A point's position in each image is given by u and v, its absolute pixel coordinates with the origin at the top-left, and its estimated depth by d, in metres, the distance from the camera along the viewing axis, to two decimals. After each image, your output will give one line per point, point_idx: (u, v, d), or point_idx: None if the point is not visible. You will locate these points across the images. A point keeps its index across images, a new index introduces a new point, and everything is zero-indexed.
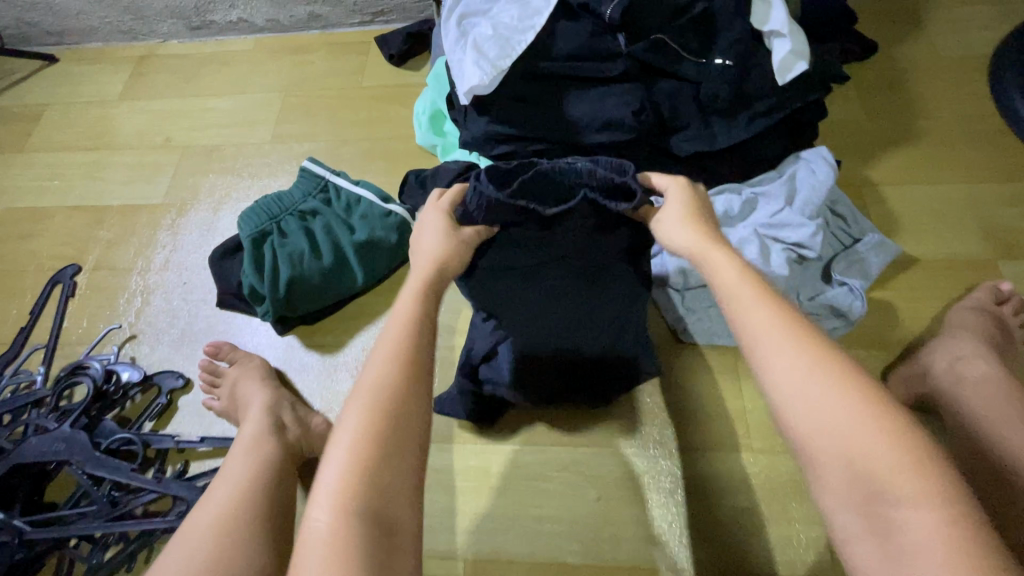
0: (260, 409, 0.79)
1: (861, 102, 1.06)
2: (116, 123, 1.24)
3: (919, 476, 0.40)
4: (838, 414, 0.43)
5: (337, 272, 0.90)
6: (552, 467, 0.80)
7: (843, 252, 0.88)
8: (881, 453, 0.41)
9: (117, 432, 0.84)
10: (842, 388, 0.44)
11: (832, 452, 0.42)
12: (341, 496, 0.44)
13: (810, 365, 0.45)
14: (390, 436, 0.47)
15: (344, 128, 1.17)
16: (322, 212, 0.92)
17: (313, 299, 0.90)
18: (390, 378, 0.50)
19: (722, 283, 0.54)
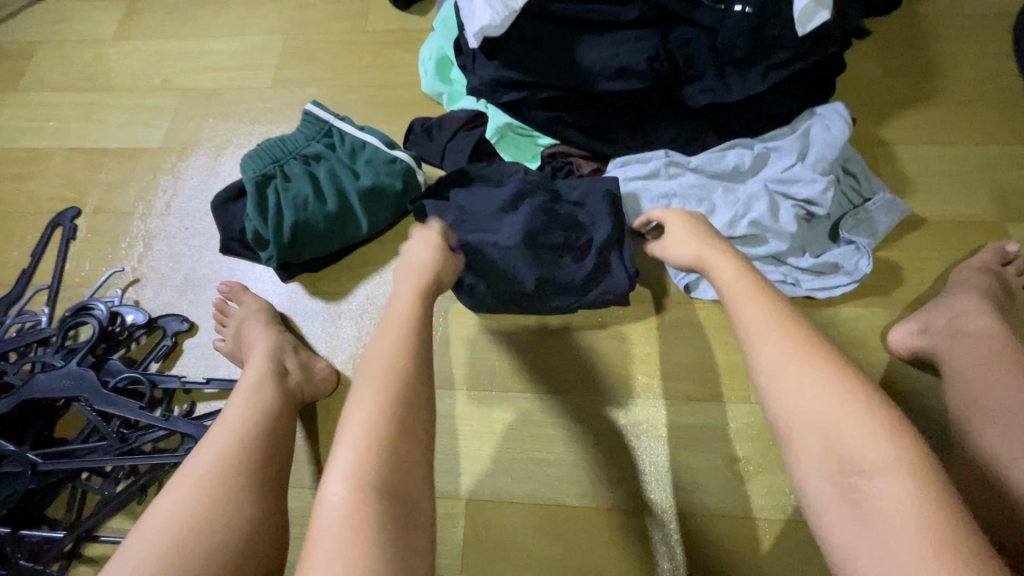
0: (263, 353, 0.81)
1: (880, 58, 1.03)
2: (112, 64, 1.20)
3: (888, 450, 0.46)
4: (819, 399, 0.49)
5: (342, 218, 0.89)
6: (553, 415, 0.82)
7: (852, 211, 0.87)
8: (858, 432, 0.47)
9: (124, 372, 0.84)
10: (820, 372, 0.51)
11: (814, 433, 0.48)
12: (352, 477, 0.50)
13: (799, 356, 0.52)
14: (397, 424, 0.53)
15: (348, 73, 1.14)
16: (325, 158, 0.91)
17: (317, 246, 0.89)
18: (398, 371, 0.56)
19: (724, 282, 0.62)
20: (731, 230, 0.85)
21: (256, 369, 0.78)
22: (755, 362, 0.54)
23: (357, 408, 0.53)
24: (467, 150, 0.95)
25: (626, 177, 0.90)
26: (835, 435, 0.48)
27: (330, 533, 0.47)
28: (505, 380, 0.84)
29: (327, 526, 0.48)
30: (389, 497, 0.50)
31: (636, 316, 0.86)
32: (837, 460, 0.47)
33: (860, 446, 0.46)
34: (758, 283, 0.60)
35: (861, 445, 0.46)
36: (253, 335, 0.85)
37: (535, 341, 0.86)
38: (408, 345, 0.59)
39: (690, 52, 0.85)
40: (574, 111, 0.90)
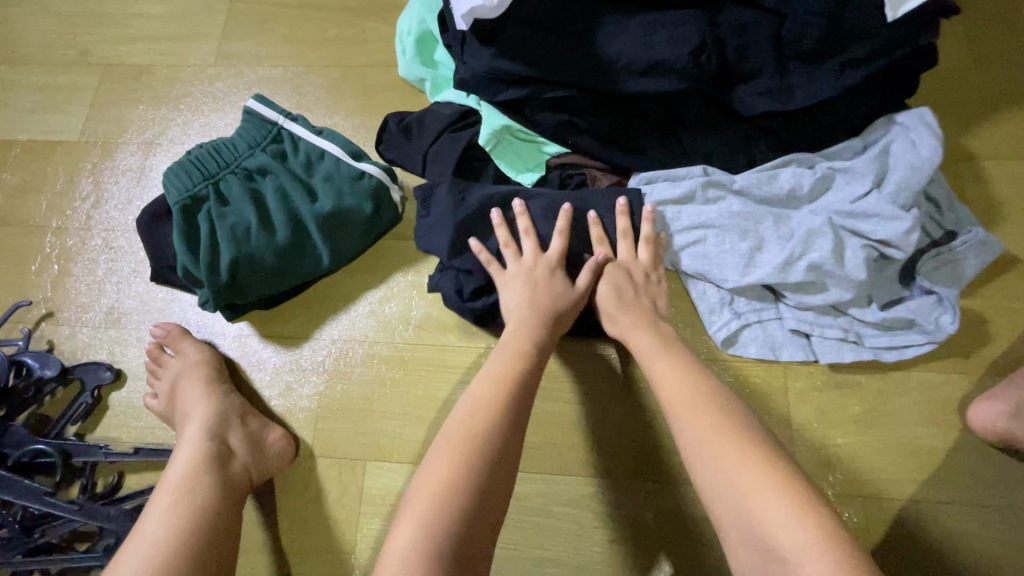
0: (198, 431, 0.66)
1: (968, 44, 0.83)
2: (15, 28, 0.97)
3: (810, 532, 0.44)
4: (737, 474, 0.49)
5: (296, 250, 0.71)
6: (556, 501, 0.68)
7: (933, 250, 0.70)
8: (777, 512, 0.46)
9: (30, 442, 0.69)
10: (736, 451, 0.50)
11: (735, 514, 0.48)
12: (427, 523, 0.48)
13: (722, 430, 0.52)
14: (478, 483, 0.51)
15: (309, 48, 0.92)
16: (273, 170, 0.72)
17: (265, 285, 0.71)
18: (492, 421, 0.55)
19: (645, 350, 0.62)
20: (783, 272, 0.68)
21: (190, 453, 0.64)
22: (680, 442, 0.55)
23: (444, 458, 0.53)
24: (453, 155, 0.75)
25: (653, 200, 0.72)
26: (757, 518, 0.46)
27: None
28: None
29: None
30: (467, 559, 0.48)
31: None
32: (760, 549, 0.45)
33: (782, 530, 0.45)
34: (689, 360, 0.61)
35: (791, 528, 0.45)
36: (190, 402, 0.69)
37: (536, 407, 0.71)
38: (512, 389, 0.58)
39: (745, 42, 0.65)
40: (590, 115, 0.71)
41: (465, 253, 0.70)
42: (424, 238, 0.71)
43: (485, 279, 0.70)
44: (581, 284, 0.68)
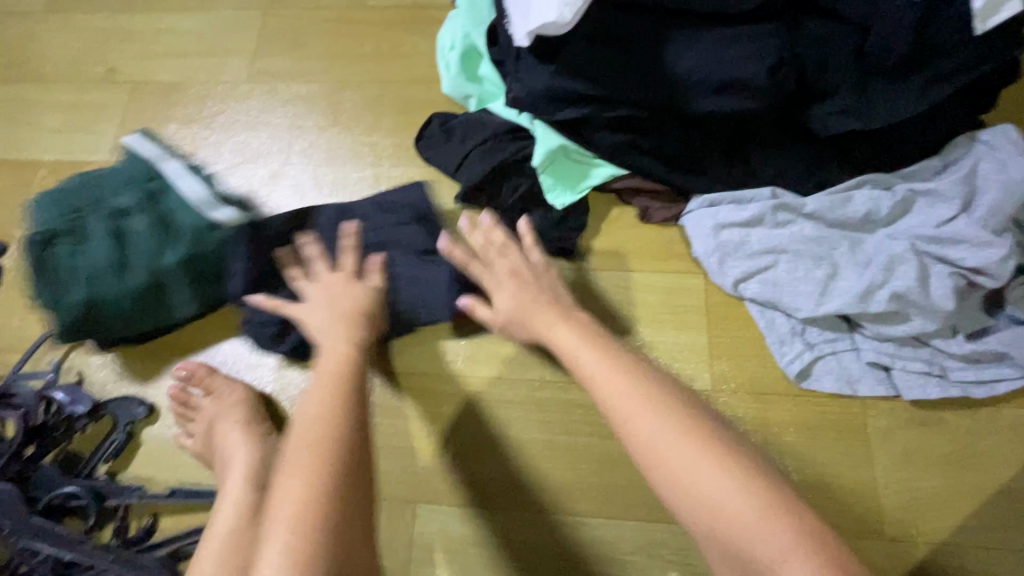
0: (243, 479, 0.62)
1: None
2: (41, 45, 0.94)
3: (777, 530, 0.37)
4: (703, 478, 0.40)
5: (157, 293, 0.68)
6: (621, 548, 0.63)
7: (1021, 278, 0.65)
8: (745, 511, 0.39)
9: (61, 484, 0.65)
10: (705, 452, 0.41)
11: (707, 526, 0.40)
12: (291, 560, 0.41)
13: (669, 423, 0.43)
14: (335, 518, 0.44)
15: (345, 64, 0.89)
16: (164, 212, 0.68)
17: (121, 325, 0.69)
18: (330, 441, 0.47)
19: (566, 342, 0.52)
20: (863, 300, 0.64)
21: (234, 505, 0.60)
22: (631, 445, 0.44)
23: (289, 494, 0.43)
24: (492, 165, 0.71)
25: (719, 223, 0.69)
26: (723, 521, 0.39)
27: None
28: (558, 499, 0.65)
29: None
30: None
31: (731, 413, 0.67)
32: (744, 566, 0.38)
33: (754, 532, 0.38)
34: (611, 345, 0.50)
35: (764, 529, 0.38)
36: (231, 444, 0.65)
37: (596, 446, 0.67)
38: (343, 414, 0.49)
39: (825, 56, 0.61)
40: (655, 134, 0.67)
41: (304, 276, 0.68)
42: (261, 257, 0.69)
43: None
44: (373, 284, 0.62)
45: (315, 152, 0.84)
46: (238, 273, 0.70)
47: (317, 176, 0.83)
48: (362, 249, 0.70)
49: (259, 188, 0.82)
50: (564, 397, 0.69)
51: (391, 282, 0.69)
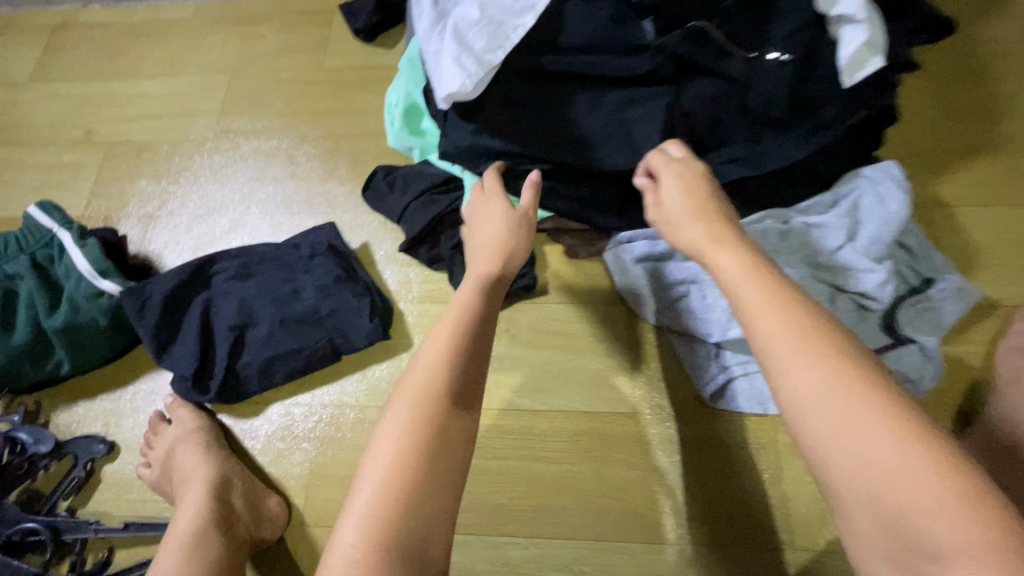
0: (199, 495, 0.66)
1: (935, 95, 0.85)
2: (28, 111, 1.03)
3: (960, 519, 0.32)
4: (873, 441, 0.35)
5: (33, 352, 0.73)
6: (551, 565, 0.67)
7: (912, 297, 0.71)
8: (919, 488, 0.34)
9: (22, 520, 0.69)
10: (871, 410, 0.36)
11: (860, 490, 0.35)
12: (366, 534, 0.40)
13: (820, 381, 0.38)
14: (418, 493, 0.42)
15: (303, 120, 0.97)
16: (16, 276, 0.73)
17: (20, 381, 0.74)
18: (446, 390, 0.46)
19: (725, 275, 0.47)
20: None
21: (189, 522, 0.64)
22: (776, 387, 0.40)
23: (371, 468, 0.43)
24: (428, 215, 0.78)
25: (634, 257, 0.75)
26: (889, 493, 0.34)
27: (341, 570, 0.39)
28: (493, 521, 0.69)
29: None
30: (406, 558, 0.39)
31: (651, 432, 0.72)
32: (899, 534, 0.34)
33: (920, 505, 0.33)
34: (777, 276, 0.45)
35: (929, 508, 0.33)
36: (189, 466, 0.68)
37: (526, 468, 0.71)
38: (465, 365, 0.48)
39: (714, 113, 0.68)
40: (571, 183, 0.72)
41: (221, 309, 0.74)
42: (187, 286, 0.74)
43: (237, 333, 0.73)
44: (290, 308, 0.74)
45: (273, 202, 0.91)
46: (188, 324, 0.73)
47: (275, 224, 0.90)
48: (271, 283, 0.75)
49: (222, 236, 0.89)
50: (498, 423, 0.73)
51: (298, 317, 0.74)
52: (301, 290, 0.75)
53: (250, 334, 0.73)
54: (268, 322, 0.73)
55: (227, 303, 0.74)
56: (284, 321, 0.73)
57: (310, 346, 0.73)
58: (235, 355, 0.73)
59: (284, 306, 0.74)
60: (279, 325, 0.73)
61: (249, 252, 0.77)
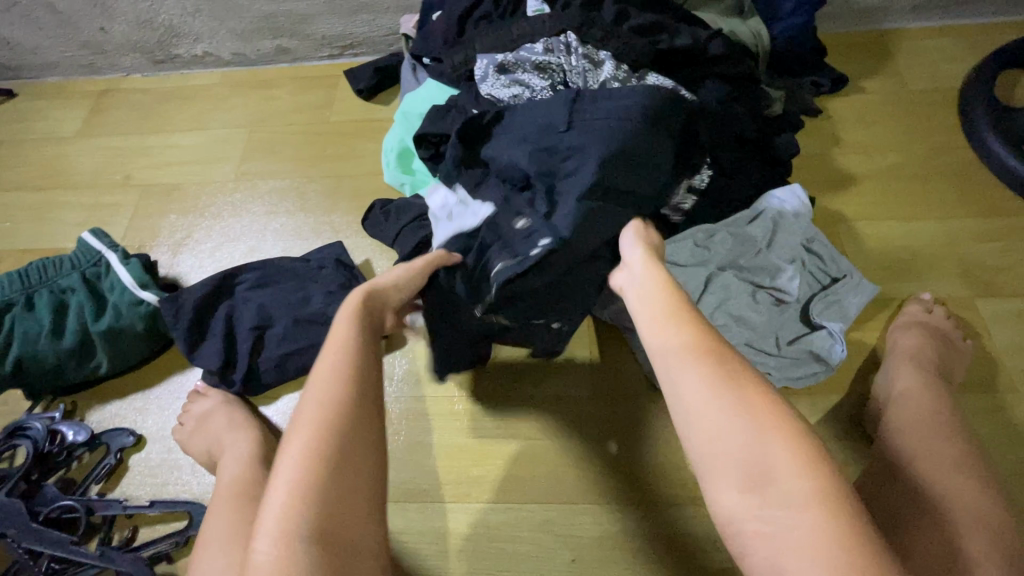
0: (248, 437, 0.79)
1: (833, 134, 1.04)
2: (72, 161, 1.19)
3: (809, 485, 0.41)
4: (738, 425, 0.45)
5: (77, 353, 0.85)
6: (523, 527, 0.76)
7: (821, 293, 0.85)
8: (769, 451, 0.43)
9: (59, 498, 0.78)
10: (744, 401, 0.46)
11: (730, 463, 0.44)
12: (276, 556, 0.40)
13: (701, 370, 0.49)
14: (315, 520, 0.42)
15: (312, 164, 1.14)
16: (71, 289, 0.87)
17: (59, 380, 0.86)
18: (336, 421, 0.47)
19: (644, 292, 0.58)
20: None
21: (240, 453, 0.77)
22: (672, 391, 0.50)
23: (293, 448, 0.46)
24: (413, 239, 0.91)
25: None
26: (756, 465, 0.43)
27: None
28: (471, 488, 0.79)
29: None
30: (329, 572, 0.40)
31: (609, 411, 0.83)
32: (761, 496, 0.42)
33: (776, 472, 0.42)
34: (680, 298, 0.56)
35: (786, 479, 0.42)
36: (241, 418, 0.82)
37: (502, 444, 0.82)
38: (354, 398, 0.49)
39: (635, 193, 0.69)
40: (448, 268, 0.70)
41: (244, 313, 0.87)
42: (217, 294, 0.88)
43: (258, 332, 0.85)
44: (303, 311, 0.86)
45: (285, 231, 1.06)
46: (215, 328, 0.86)
47: (287, 251, 1.05)
48: (286, 290, 0.89)
49: (239, 260, 1.03)
50: (477, 408, 0.84)
51: (310, 317, 0.86)
52: (311, 296, 0.88)
53: (268, 334, 0.86)
54: (283, 323, 0.86)
55: (249, 308, 0.87)
56: (297, 320, 0.86)
57: (319, 340, 0.86)
58: (256, 351, 0.85)
59: (297, 309, 0.87)
60: (293, 325, 0.86)
61: (268, 266, 0.91)
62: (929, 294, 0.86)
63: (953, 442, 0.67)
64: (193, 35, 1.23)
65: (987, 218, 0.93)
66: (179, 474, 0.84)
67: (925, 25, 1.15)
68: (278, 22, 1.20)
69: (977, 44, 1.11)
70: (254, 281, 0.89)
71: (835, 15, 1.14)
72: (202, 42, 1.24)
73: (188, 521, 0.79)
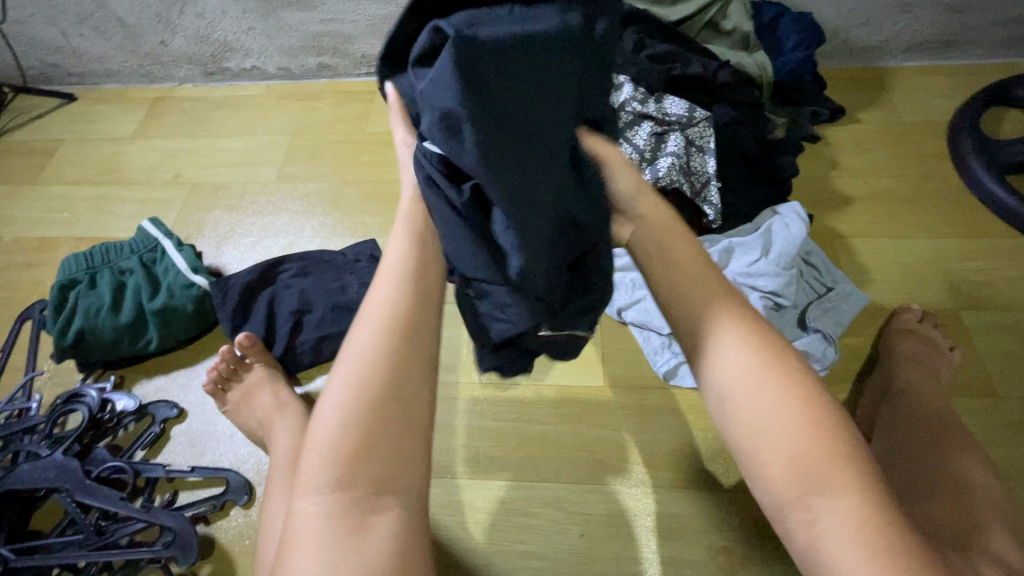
0: (293, 413, 0.84)
1: (831, 159, 1.13)
2: (128, 159, 1.29)
3: (849, 471, 0.47)
4: (783, 416, 0.49)
5: (131, 329, 0.93)
6: (537, 504, 0.82)
7: (818, 300, 0.92)
8: (825, 454, 0.48)
9: (108, 460, 0.84)
10: (792, 396, 0.50)
11: (782, 454, 0.48)
12: (324, 498, 0.47)
13: (762, 384, 0.51)
14: (352, 463, 0.48)
15: (347, 170, 1.23)
16: (134, 271, 0.96)
17: (111, 353, 0.93)
18: (370, 372, 0.51)
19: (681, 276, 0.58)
20: None
21: (286, 431, 0.81)
22: (725, 382, 0.53)
23: (332, 395, 0.51)
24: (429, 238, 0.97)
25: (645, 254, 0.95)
26: (804, 453, 0.48)
27: (311, 520, 0.47)
28: (491, 468, 0.85)
29: (304, 528, 0.47)
30: (354, 506, 0.47)
31: (619, 401, 0.89)
32: (808, 479, 0.47)
33: (823, 463, 0.47)
34: (722, 286, 0.56)
35: (824, 467, 0.47)
36: (287, 397, 0.86)
37: (518, 428, 0.88)
38: (387, 349, 0.52)
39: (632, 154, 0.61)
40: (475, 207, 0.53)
41: (285, 298, 0.95)
42: (260, 280, 0.96)
43: (298, 314, 0.93)
44: (340, 301, 0.94)
45: (321, 228, 1.15)
46: (258, 310, 0.94)
47: (324, 247, 1.13)
48: (326, 279, 0.97)
49: (279, 254, 1.12)
50: (496, 394, 0.91)
51: (346, 303, 0.94)
52: (348, 285, 0.96)
53: (306, 318, 0.93)
54: (322, 308, 0.94)
55: (290, 293, 0.95)
56: (335, 306, 0.94)
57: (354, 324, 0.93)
58: (293, 335, 0.93)
59: (335, 296, 0.95)
60: (331, 311, 0.94)
61: (309, 257, 1.00)
62: (918, 305, 0.92)
63: (965, 436, 0.74)
64: (244, 50, 1.34)
65: (974, 240, 1.01)
66: (217, 445, 0.90)
67: (918, 64, 1.25)
68: (323, 41, 1.31)
69: (965, 82, 1.21)
70: (297, 270, 0.97)
71: (834, 52, 1.24)
72: (252, 57, 1.36)
73: (225, 486, 0.85)
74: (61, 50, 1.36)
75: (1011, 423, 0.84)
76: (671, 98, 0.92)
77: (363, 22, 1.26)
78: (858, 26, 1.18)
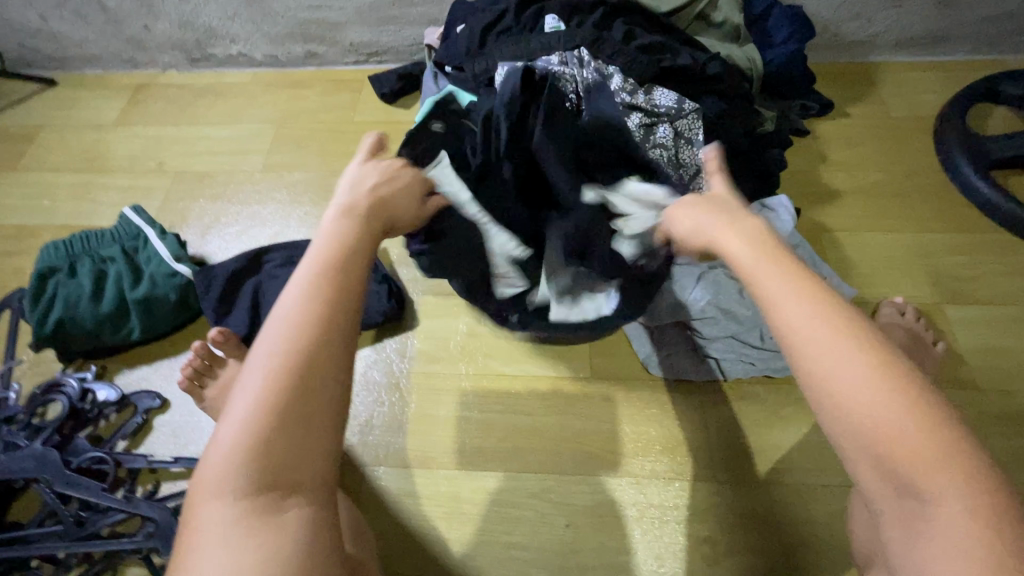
0: None
1: (819, 153, 1.13)
2: (110, 146, 1.27)
3: (962, 477, 0.39)
4: (892, 407, 0.40)
5: (112, 318, 0.92)
6: (521, 494, 0.82)
7: None
8: (935, 453, 0.39)
9: (89, 450, 0.83)
10: (902, 387, 0.41)
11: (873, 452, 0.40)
12: (236, 504, 0.44)
13: (876, 380, 0.41)
14: (265, 463, 0.45)
15: (334, 159, 1.22)
16: (115, 260, 0.94)
17: (92, 342, 0.92)
18: (284, 364, 0.47)
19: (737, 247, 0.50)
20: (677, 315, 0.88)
21: None
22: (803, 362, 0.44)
23: (241, 390, 0.47)
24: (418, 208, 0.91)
25: None
26: (907, 456, 0.39)
27: (221, 527, 0.44)
28: (476, 458, 0.85)
29: (211, 538, 0.44)
30: (265, 513, 0.44)
31: (605, 393, 0.89)
32: (899, 484, 0.40)
33: (930, 463, 0.39)
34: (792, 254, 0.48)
35: (934, 470, 0.39)
36: None
37: (505, 420, 0.88)
38: (306, 336, 0.48)
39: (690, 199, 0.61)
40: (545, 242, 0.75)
41: (268, 288, 0.93)
42: (243, 270, 0.95)
43: None
44: None
45: (308, 218, 1.14)
46: (241, 300, 0.93)
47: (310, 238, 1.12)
48: None
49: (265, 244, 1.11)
50: (483, 385, 0.91)
51: None
52: None
53: None
54: None
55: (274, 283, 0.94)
56: None
57: None
58: None
59: None
60: None
61: (295, 247, 0.98)
62: (903, 299, 0.93)
63: None
64: (229, 36, 1.31)
65: (959, 235, 1.02)
66: (201, 436, 0.90)
67: (906, 59, 1.25)
68: (310, 28, 1.29)
69: (952, 78, 1.21)
70: (282, 260, 0.96)
71: (824, 46, 1.24)
72: (238, 44, 1.33)
73: None
74: (40, 34, 1.33)
75: (991, 415, 0.85)
76: (660, 89, 0.84)
77: (351, 9, 1.24)
78: (848, 20, 1.18)
